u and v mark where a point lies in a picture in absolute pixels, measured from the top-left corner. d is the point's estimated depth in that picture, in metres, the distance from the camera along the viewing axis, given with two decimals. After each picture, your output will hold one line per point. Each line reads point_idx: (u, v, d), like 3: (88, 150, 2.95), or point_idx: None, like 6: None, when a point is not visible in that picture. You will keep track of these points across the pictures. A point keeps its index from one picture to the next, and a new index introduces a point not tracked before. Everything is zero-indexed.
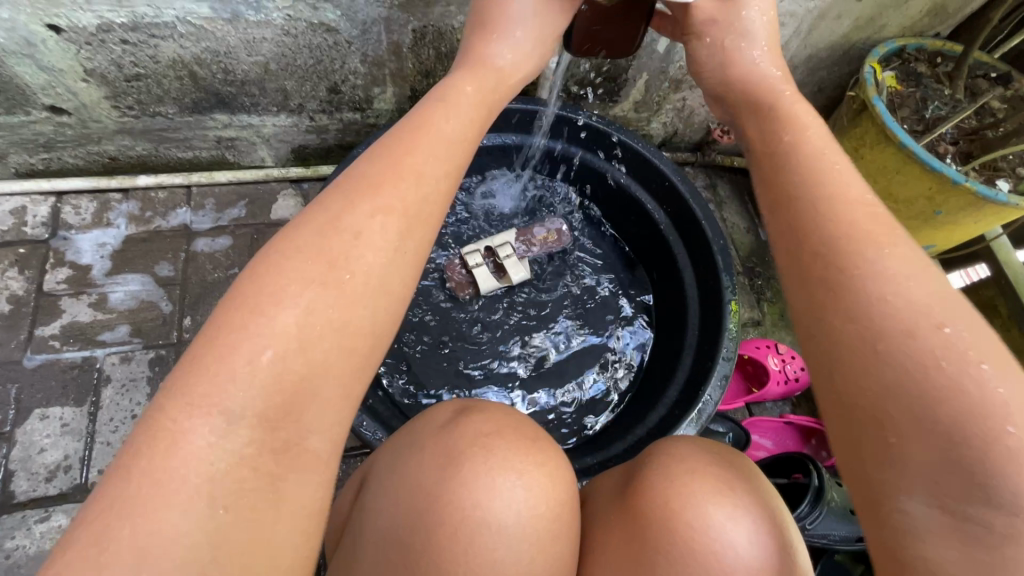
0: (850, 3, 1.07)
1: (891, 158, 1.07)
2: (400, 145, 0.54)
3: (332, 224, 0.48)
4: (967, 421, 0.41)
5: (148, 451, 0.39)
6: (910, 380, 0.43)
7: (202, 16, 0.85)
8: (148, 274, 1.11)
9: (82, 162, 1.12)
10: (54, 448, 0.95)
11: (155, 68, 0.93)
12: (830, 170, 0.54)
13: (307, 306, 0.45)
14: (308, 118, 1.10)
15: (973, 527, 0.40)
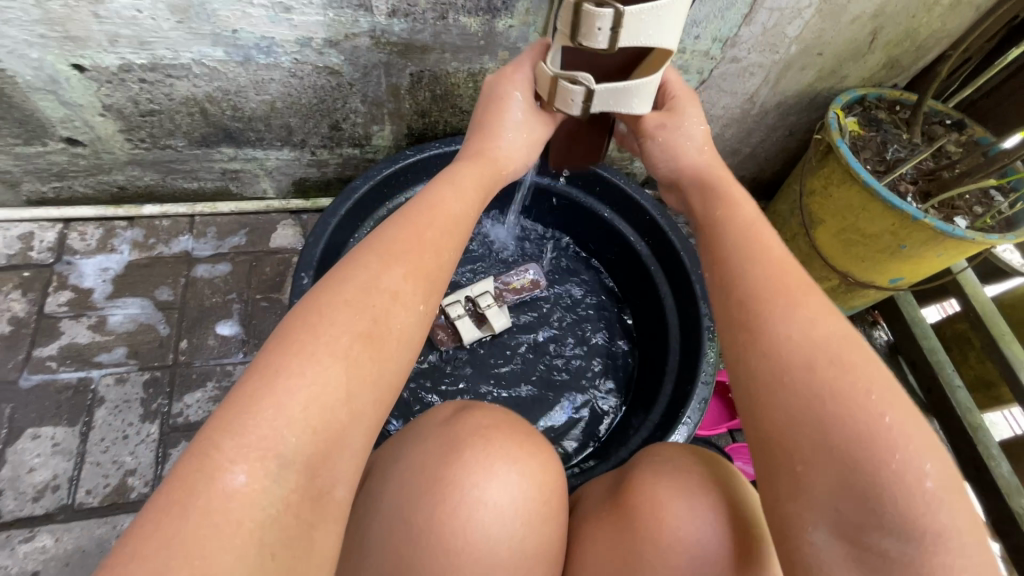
0: (812, 57, 1.17)
1: (856, 196, 1.15)
2: (419, 222, 0.64)
3: (371, 289, 0.56)
4: (863, 448, 0.49)
5: (204, 490, 0.43)
6: (817, 416, 0.51)
7: (216, 59, 0.92)
8: (148, 298, 1.15)
9: (91, 191, 1.18)
10: (44, 468, 0.96)
11: (169, 105, 1.00)
12: (759, 240, 0.65)
13: (348, 366, 0.51)
14: (310, 153, 1.17)
15: (870, 552, 0.49)
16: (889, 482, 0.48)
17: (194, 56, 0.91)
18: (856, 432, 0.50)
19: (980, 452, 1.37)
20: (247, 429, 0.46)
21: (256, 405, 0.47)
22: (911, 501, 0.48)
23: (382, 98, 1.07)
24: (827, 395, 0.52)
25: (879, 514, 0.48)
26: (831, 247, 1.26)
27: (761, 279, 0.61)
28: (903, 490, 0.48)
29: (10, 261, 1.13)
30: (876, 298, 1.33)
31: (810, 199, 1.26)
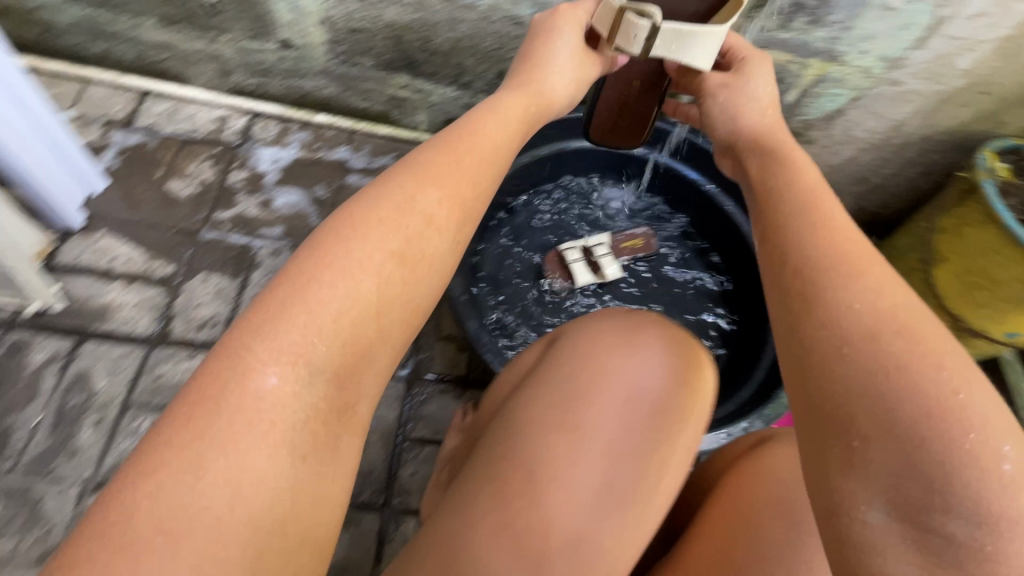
0: (975, 94, 1.17)
1: (990, 238, 1.14)
2: (464, 153, 0.67)
3: (406, 206, 0.59)
4: (937, 434, 0.46)
5: (235, 388, 0.49)
6: (883, 387, 0.48)
7: None
8: (307, 192, 1.31)
9: (281, 92, 1.36)
10: (208, 306, 1.15)
11: (373, 26, 1.15)
12: (824, 213, 0.62)
13: (375, 278, 0.55)
14: (470, 95, 1.29)
15: (931, 533, 0.45)
16: (965, 468, 0.45)
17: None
18: (929, 410, 0.46)
19: None
20: (275, 338, 0.51)
21: (289, 310, 0.52)
22: (989, 496, 0.44)
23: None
24: (900, 368, 0.48)
25: (948, 495, 0.45)
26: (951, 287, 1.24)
27: (833, 252, 0.57)
28: (981, 477, 0.44)
29: (206, 137, 1.33)
30: (983, 350, 1.30)
31: (938, 237, 1.26)
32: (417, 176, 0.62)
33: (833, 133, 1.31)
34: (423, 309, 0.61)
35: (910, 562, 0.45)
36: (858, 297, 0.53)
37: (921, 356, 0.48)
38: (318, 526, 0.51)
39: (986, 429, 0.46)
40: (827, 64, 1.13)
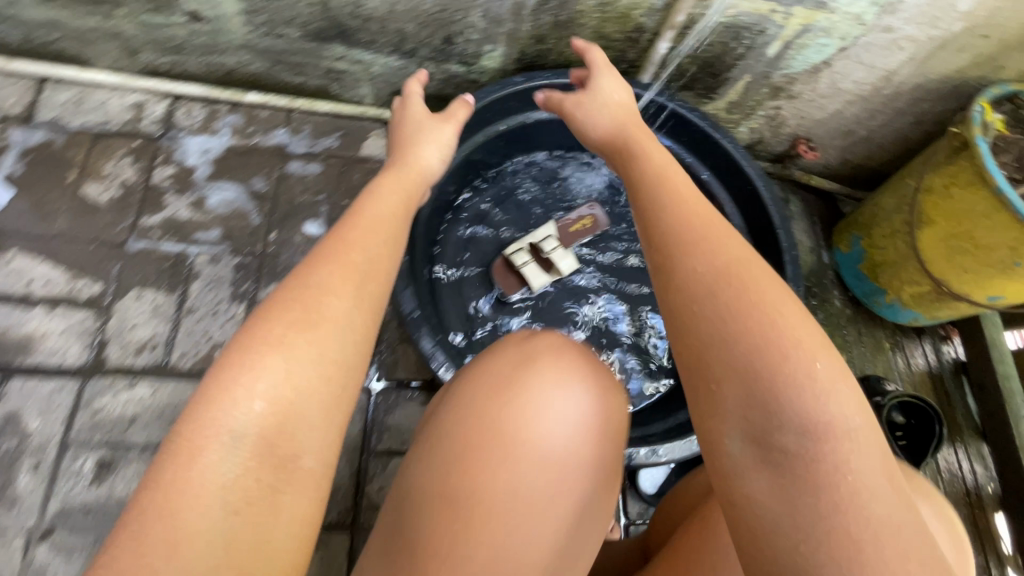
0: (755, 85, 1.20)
1: (979, 203, 1.08)
2: (220, 377, 0.52)
3: (167, 500, 0.47)
4: (181, 452, 0.49)
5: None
6: (210, 389, 0.52)
7: None
8: (242, 186, 1.19)
9: (323, 84, 1.22)
10: (145, 326, 1.04)
11: (363, 23, 1.04)
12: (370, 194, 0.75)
13: (234, 479, 0.49)
14: (417, 64, 1.15)
15: (788, 493, 0.51)
16: (193, 461, 0.49)
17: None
18: (780, 389, 0.53)
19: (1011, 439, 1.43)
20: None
21: (139, 545, 0.45)
22: (188, 479, 0.48)
23: (495, 33, 1.06)
24: (241, 368, 0.53)
25: (283, 466, 0.51)
26: (933, 251, 1.19)
27: (178, 468, 0.48)
28: (802, 415, 0.52)
29: (123, 129, 1.17)
30: (964, 313, 1.27)
31: (924, 196, 1.18)
32: (193, 493, 0.47)
33: (820, 84, 1.19)
34: (308, 497, 0.53)
35: None
36: (692, 267, 0.61)
37: (288, 369, 0.54)
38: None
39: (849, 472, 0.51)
40: (814, 12, 1.00)
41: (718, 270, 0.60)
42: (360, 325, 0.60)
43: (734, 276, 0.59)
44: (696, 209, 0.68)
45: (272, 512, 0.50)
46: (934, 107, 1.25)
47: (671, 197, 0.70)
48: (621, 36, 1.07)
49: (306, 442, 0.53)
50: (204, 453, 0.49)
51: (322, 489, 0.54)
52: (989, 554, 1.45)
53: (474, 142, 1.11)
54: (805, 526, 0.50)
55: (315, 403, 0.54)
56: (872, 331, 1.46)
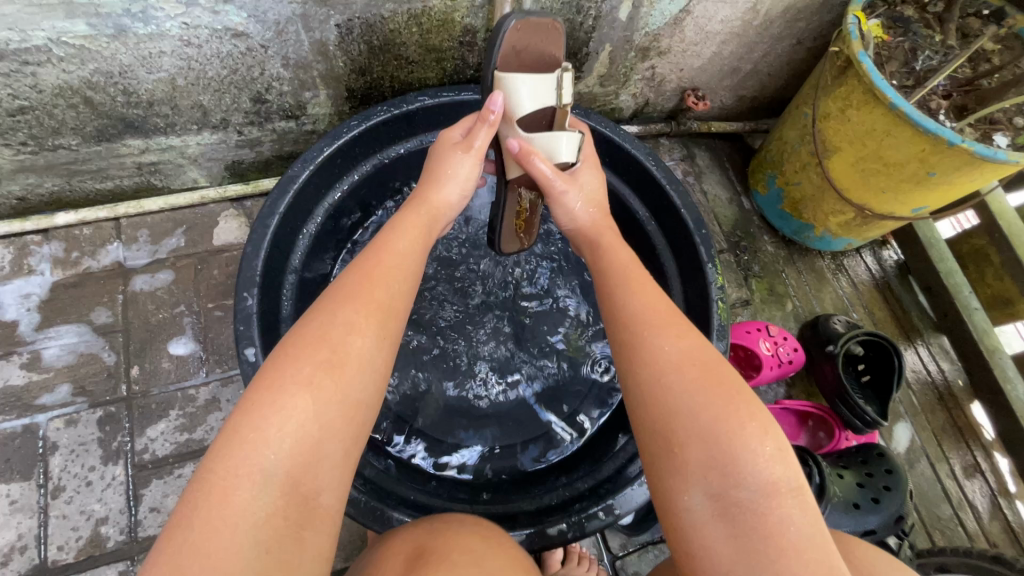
0: (619, 50, 1.07)
1: (879, 120, 0.99)
2: (315, 336, 0.58)
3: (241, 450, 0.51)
4: (213, 484, 0.49)
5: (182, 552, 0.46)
6: (240, 428, 0.52)
7: (114, 63, 0.77)
8: (84, 323, 1.01)
9: (141, 182, 1.04)
10: (4, 528, 0.88)
11: (148, 108, 0.87)
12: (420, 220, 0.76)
13: (296, 420, 0.53)
14: (236, 133, 0.98)
15: (728, 501, 0.54)
16: (223, 497, 0.49)
17: (166, 53, 0.78)
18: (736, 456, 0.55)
19: (970, 332, 1.41)
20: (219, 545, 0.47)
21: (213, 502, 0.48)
22: (224, 517, 0.48)
23: (308, 78, 0.90)
24: (273, 400, 0.53)
25: (305, 501, 0.52)
26: (847, 178, 1.11)
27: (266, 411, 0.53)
28: (753, 461, 0.55)
29: None
30: (895, 227, 1.21)
31: (823, 124, 1.10)
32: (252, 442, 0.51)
33: (686, 33, 1.08)
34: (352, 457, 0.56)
35: (718, 534, 0.54)
36: (670, 385, 0.60)
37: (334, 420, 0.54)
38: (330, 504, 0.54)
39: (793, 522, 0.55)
40: None
41: (687, 378, 0.60)
42: (387, 357, 0.60)
43: (706, 365, 0.61)
44: (663, 309, 0.68)
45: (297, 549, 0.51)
46: (809, 24, 1.15)
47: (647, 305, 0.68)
48: (452, 44, 0.92)
49: (324, 482, 0.53)
50: (238, 490, 0.49)
51: (334, 527, 0.55)
52: (973, 445, 1.39)
53: (323, 207, 0.95)
54: (743, 531, 0.53)
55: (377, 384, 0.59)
56: (807, 262, 1.39)
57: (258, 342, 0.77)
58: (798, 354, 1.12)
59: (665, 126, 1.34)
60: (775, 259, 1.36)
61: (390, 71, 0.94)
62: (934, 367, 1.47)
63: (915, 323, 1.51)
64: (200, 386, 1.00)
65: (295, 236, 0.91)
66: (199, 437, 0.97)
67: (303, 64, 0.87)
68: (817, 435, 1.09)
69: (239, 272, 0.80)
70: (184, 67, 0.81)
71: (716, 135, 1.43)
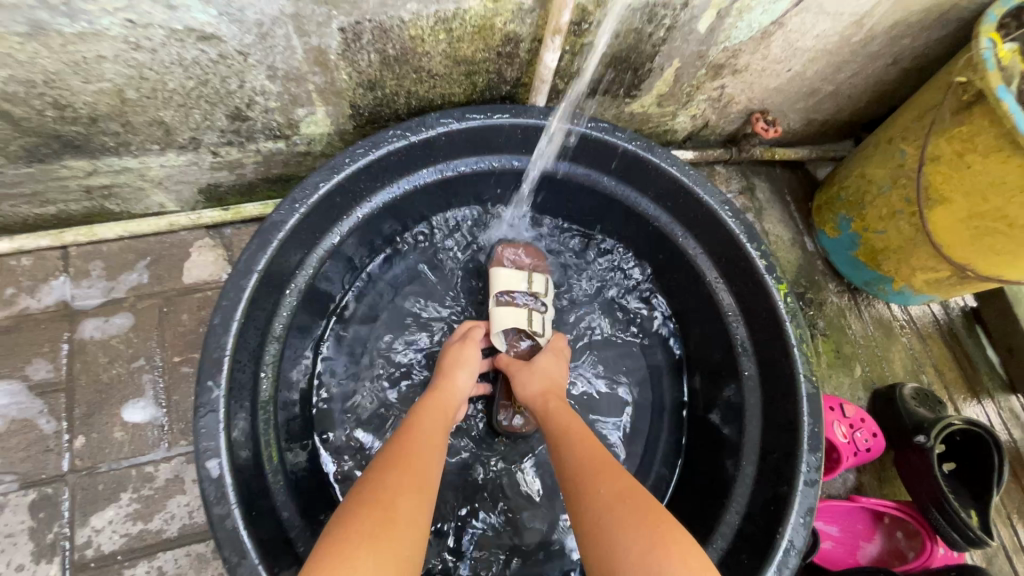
0: (690, 65, 0.86)
1: (1010, 171, 0.80)
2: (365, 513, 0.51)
3: None
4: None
5: None
6: None
7: (35, 69, 0.57)
8: (20, 379, 0.83)
9: (93, 206, 0.85)
10: None
11: (91, 124, 0.66)
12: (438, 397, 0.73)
13: None
14: (210, 154, 0.78)
15: None
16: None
17: (108, 59, 0.58)
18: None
19: None
20: None
21: None
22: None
23: (301, 93, 0.70)
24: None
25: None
26: (950, 234, 0.93)
27: None
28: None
29: None
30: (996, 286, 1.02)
31: (929, 167, 0.91)
32: None
33: (772, 49, 0.88)
34: None
35: None
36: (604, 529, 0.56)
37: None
38: None
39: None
40: None
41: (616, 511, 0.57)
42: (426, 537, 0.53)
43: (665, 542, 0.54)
44: (606, 463, 0.63)
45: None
46: (916, 42, 0.94)
47: (571, 446, 0.67)
48: (487, 55, 0.72)
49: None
50: None
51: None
52: None
53: (316, 255, 0.76)
54: None
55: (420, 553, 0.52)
56: (880, 320, 1.19)
57: (224, 449, 0.59)
58: (877, 440, 0.94)
59: (724, 152, 1.14)
60: (842, 313, 1.17)
61: (406, 85, 0.73)
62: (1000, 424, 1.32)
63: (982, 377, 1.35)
64: (159, 463, 0.82)
65: (280, 294, 0.72)
66: (155, 528, 0.79)
67: (294, 74, 0.67)
68: (894, 536, 0.92)
69: (202, 351, 0.61)
70: (135, 77, 0.61)
71: (779, 162, 1.23)
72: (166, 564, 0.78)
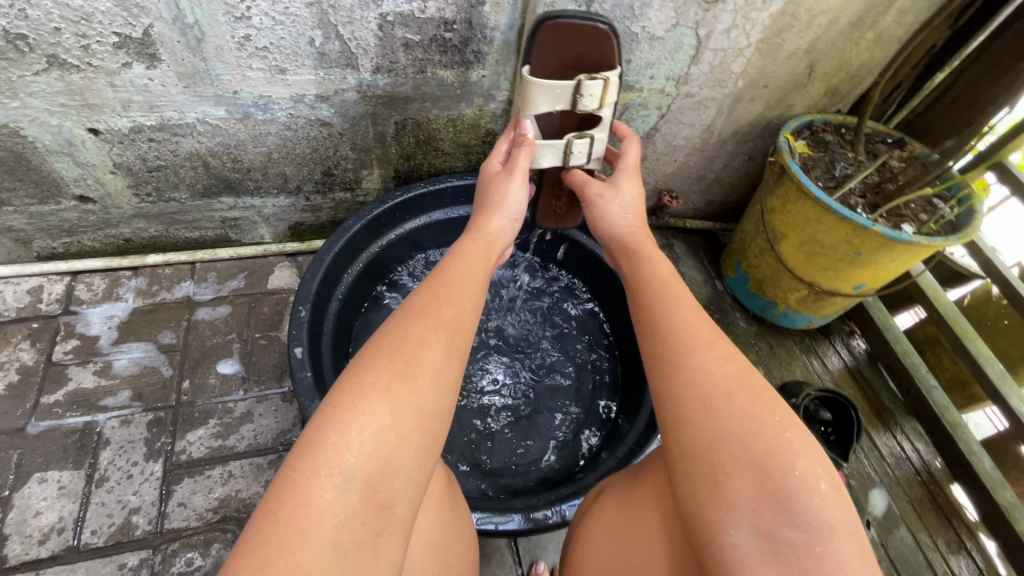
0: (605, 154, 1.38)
1: (811, 211, 1.25)
2: (390, 357, 0.60)
3: (314, 468, 0.51)
4: (289, 493, 0.50)
5: (267, 547, 0.47)
6: (317, 441, 0.53)
7: (234, 138, 1.07)
8: (152, 342, 1.20)
9: (222, 234, 1.31)
10: (50, 510, 1.00)
11: (247, 173, 1.15)
12: (483, 238, 0.85)
13: (364, 433, 0.54)
14: (305, 199, 1.26)
15: (779, 542, 0.53)
16: (294, 531, 0.48)
17: (272, 134, 1.08)
18: (796, 494, 0.54)
19: (938, 412, 1.49)
20: (294, 551, 0.47)
21: (300, 503, 0.50)
22: (299, 534, 0.48)
23: (367, 159, 1.20)
24: (356, 407, 0.55)
25: (380, 513, 0.53)
26: (796, 259, 1.34)
27: (346, 418, 0.54)
28: (801, 488, 0.54)
29: (21, 314, 1.18)
30: (845, 304, 1.41)
31: (771, 216, 1.35)
32: (331, 448, 0.53)
33: (658, 145, 1.40)
34: (417, 472, 0.57)
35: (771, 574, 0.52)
36: (709, 403, 0.61)
37: (413, 443, 0.56)
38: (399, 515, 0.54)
39: (607, 496, 0.77)
40: (625, 93, 1.21)
41: (728, 384, 0.62)
42: (447, 388, 0.62)
43: (753, 389, 0.62)
44: (702, 324, 0.70)
45: (369, 558, 0.51)
46: (757, 145, 1.46)
47: (677, 323, 0.70)
48: (477, 142, 1.23)
49: (398, 491, 0.55)
50: (319, 488, 0.51)
51: (408, 531, 0.56)
52: (959, 525, 1.41)
53: (364, 255, 1.19)
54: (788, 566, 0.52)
55: (440, 391, 0.61)
56: (781, 343, 1.57)
57: (305, 343, 0.96)
58: None
59: (647, 219, 1.62)
60: (747, 332, 1.55)
61: (428, 158, 1.24)
62: (911, 449, 1.52)
63: (889, 407, 1.58)
64: (238, 401, 1.16)
65: (341, 274, 1.14)
66: (231, 443, 1.11)
67: (366, 148, 1.17)
68: None
69: (298, 290, 1.02)
70: (282, 145, 1.11)
71: (692, 230, 1.70)
72: (235, 468, 1.08)
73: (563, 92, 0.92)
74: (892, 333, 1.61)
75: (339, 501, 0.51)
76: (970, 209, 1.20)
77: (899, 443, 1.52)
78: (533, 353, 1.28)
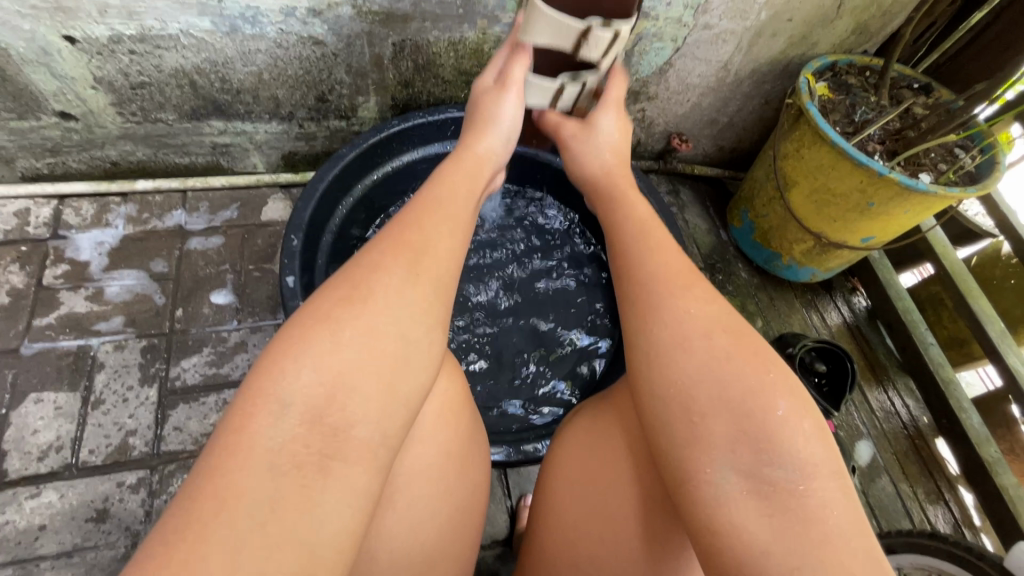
0: None
1: (826, 155, 1.19)
2: (348, 280, 0.54)
3: (255, 394, 0.46)
4: (236, 415, 0.46)
5: (206, 474, 0.43)
6: (265, 368, 0.48)
7: (219, 56, 1.01)
8: (143, 270, 1.18)
9: (212, 161, 1.26)
10: (48, 430, 1.01)
11: (235, 95, 1.09)
12: (472, 158, 0.80)
13: (315, 360, 0.48)
14: (298, 126, 1.20)
15: (760, 482, 0.52)
16: (232, 454, 0.44)
17: (262, 52, 1.02)
18: (779, 436, 0.52)
19: (935, 371, 1.49)
20: (226, 476, 0.43)
21: (238, 430, 0.45)
22: (241, 453, 0.44)
23: (364, 85, 1.14)
24: (307, 334, 0.50)
25: (334, 436, 0.47)
26: (806, 209, 1.30)
27: (295, 343, 0.49)
28: (784, 431, 0.53)
29: (8, 236, 1.15)
30: (851, 258, 1.38)
31: (784, 162, 1.31)
32: (275, 373, 0.47)
33: (670, 83, 1.32)
34: (383, 395, 0.50)
35: (750, 513, 0.51)
36: (691, 347, 0.58)
37: (377, 365, 0.50)
38: (362, 443, 0.48)
39: (574, 428, 0.76)
40: (640, 21, 1.13)
41: (716, 330, 0.59)
42: (414, 308, 0.54)
43: (736, 330, 0.59)
44: (679, 267, 0.67)
45: (319, 482, 0.45)
46: (775, 87, 1.39)
47: (666, 265, 0.66)
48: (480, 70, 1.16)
49: (357, 414, 0.48)
50: (259, 416, 0.46)
51: (376, 460, 0.49)
52: (939, 478, 1.44)
53: (359, 189, 1.15)
54: (767, 507, 0.51)
55: (409, 311, 0.53)
56: (783, 295, 1.55)
57: (297, 272, 0.94)
58: None
59: (655, 163, 1.56)
60: (747, 285, 1.53)
61: (427, 86, 1.17)
62: (901, 405, 1.53)
63: (884, 365, 1.58)
64: (232, 331, 1.15)
65: (334, 205, 1.11)
66: (225, 372, 1.11)
67: (362, 72, 1.10)
68: None
69: (290, 217, 0.98)
70: (273, 66, 1.05)
71: (700, 177, 1.64)
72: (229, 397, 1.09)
73: (569, 31, 0.82)
74: (894, 290, 1.58)
75: (280, 428, 0.46)
76: (991, 158, 1.16)
77: (890, 399, 1.53)
78: (532, 300, 1.28)
